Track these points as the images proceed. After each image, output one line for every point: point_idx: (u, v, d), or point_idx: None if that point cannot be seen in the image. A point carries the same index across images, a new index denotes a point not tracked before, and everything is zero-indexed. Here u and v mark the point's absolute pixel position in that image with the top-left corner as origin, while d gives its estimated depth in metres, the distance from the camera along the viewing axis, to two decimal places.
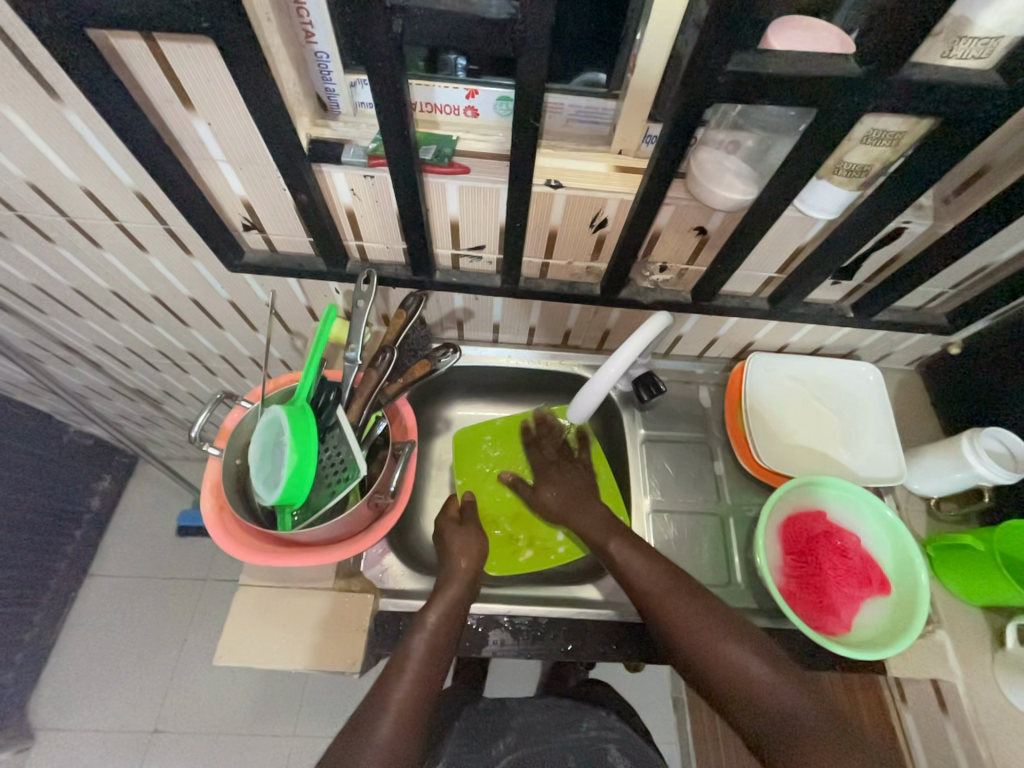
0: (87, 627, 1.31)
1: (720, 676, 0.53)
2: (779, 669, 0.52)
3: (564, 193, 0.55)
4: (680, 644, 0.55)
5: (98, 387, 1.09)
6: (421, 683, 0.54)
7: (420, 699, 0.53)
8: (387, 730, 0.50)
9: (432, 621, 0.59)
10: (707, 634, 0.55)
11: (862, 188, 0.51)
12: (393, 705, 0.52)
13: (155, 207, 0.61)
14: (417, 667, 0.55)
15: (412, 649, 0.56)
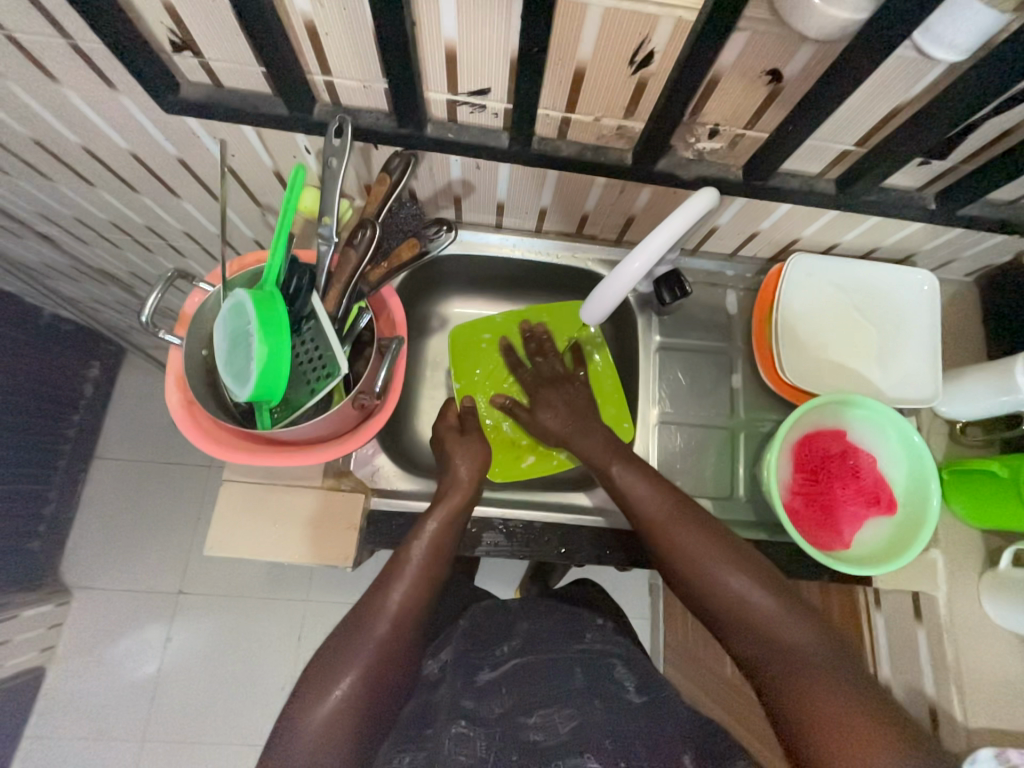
0: (100, 505, 1.36)
1: (717, 602, 0.52)
2: (781, 596, 0.51)
3: (600, 6, 0.40)
4: (680, 570, 0.54)
5: (57, 265, 0.98)
6: (421, 584, 0.54)
7: (420, 597, 0.54)
8: (385, 624, 0.51)
9: (432, 528, 0.58)
10: (708, 561, 0.53)
11: (1020, 8, 0.37)
12: (393, 601, 0.52)
13: (49, 10, 0.45)
14: (416, 570, 0.55)
15: (412, 553, 0.56)
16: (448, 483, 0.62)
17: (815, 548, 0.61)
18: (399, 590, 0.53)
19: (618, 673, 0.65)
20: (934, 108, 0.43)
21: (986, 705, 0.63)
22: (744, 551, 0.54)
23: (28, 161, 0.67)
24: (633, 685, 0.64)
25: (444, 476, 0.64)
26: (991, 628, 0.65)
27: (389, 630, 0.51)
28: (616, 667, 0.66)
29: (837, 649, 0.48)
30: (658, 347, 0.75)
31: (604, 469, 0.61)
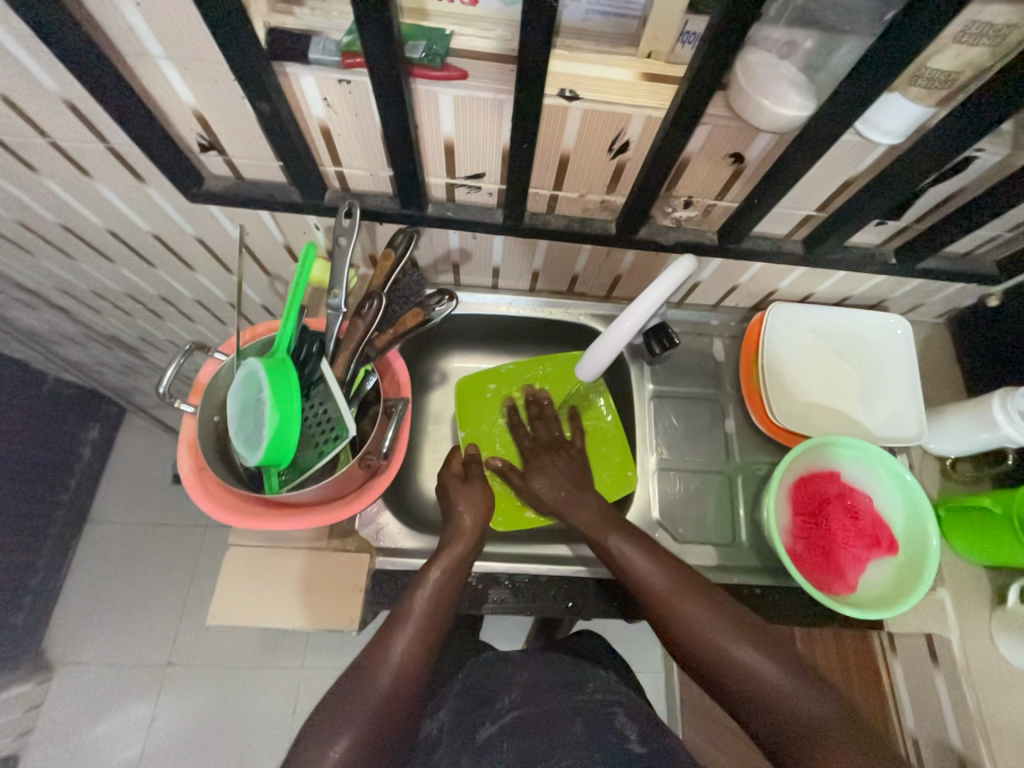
0: (91, 572, 1.32)
1: (727, 678, 0.51)
2: (785, 664, 0.50)
3: (580, 108, 0.46)
4: (686, 644, 0.53)
5: (68, 334, 1.02)
6: (425, 636, 0.53)
7: (423, 650, 0.52)
8: (386, 679, 0.50)
9: (435, 577, 0.57)
10: (712, 632, 0.52)
11: (942, 103, 0.42)
12: (395, 653, 0.51)
13: (91, 120, 0.51)
14: (419, 622, 0.54)
15: (415, 603, 0.55)
16: (451, 532, 0.62)
17: (821, 593, 0.61)
18: (402, 641, 0.52)
19: (619, 722, 0.63)
20: (880, 182, 0.49)
21: (1014, 754, 0.61)
22: (745, 616, 0.54)
23: (53, 242, 0.71)
24: (635, 735, 0.61)
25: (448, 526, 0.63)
26: (1008, 670, 0.64)
27: (390, 686, 0.49)
28: (616, 717, 0.63)
29: (848, 718, 0.47)
30: (653, 395, 0.78)
31: (598, 542, 0.61)
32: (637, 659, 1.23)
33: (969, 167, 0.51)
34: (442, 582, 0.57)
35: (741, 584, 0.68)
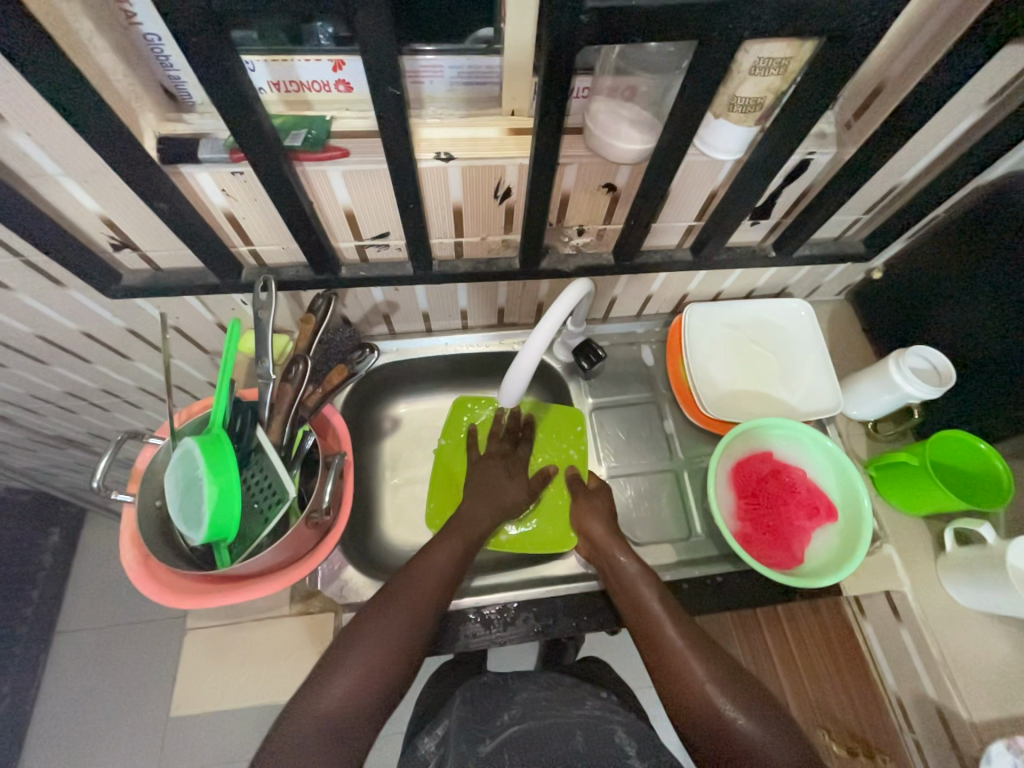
0: (62, 689, 1.24)
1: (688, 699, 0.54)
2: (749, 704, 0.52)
3: (457, 165, 0.51)
4: (701, 717, 0.53)
5: (14, 443, 1.00)
6: (384, 658, 0.53)
7: (376, 677, 0.52)
8: (385, 634, 0.54)
9: (448, 541, 0.63)
10: (733, 713, 0.52)
11: (760, 121, 0.49)
12: (352, 667, 0.52)
13: (1, 238, 0.53)
14: (374, 639, 0.53)
15: (427, 566, 0.60)
16: (448, 528, 0.65)
17: (772, 570, 0.64)
18: (359, 658, 0.52)
19: (619, 738, 0.63)
20: (736, 192, 0.55)
21: (983, 694, 0.63)
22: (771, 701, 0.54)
23: None
24: (635, 751, 0.61)
25: (469, 496, 0.70)
26: (960, 610, 0.68)
27: (340, 706, 0.50)
28: (617, 733, 0.64)
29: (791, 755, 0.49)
30: (596, 412, 0.81)
31: (638, 603, 0.60)
32: (640, 672, 1.22)
33: (810, 166, 0.57)
34: (404, 592, 0.57)
35: (702, 575, 0.69)
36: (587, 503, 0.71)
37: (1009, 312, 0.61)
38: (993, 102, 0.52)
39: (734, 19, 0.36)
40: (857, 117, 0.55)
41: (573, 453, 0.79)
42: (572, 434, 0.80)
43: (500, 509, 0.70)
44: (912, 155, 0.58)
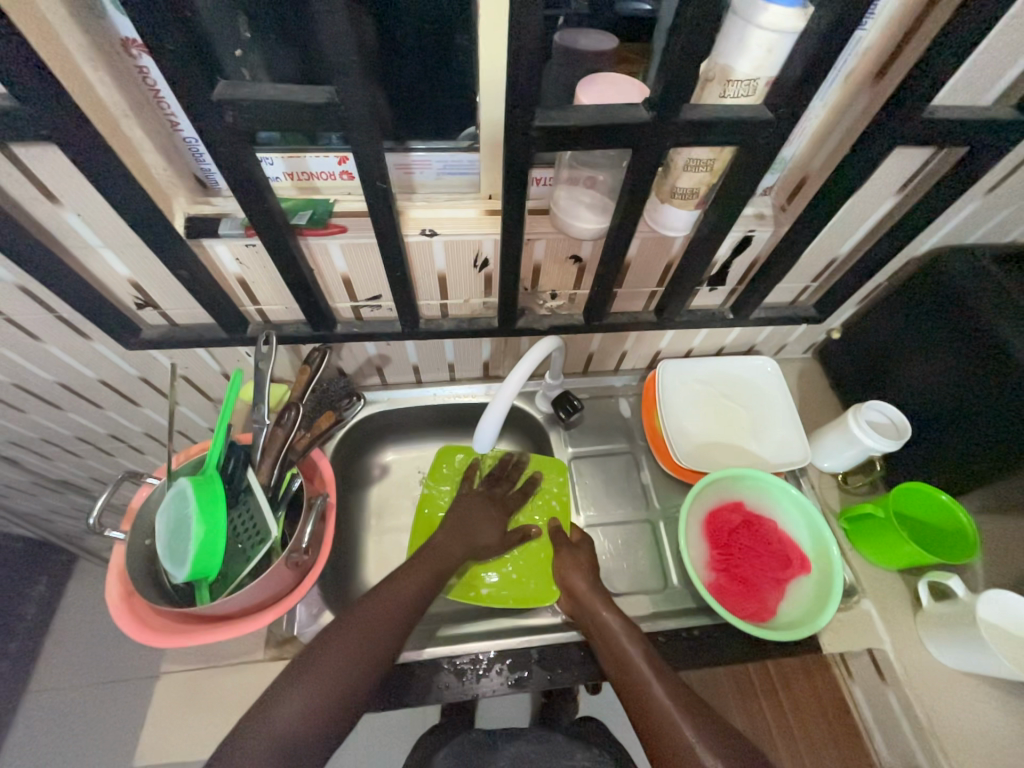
0: (23, 754, 1.18)
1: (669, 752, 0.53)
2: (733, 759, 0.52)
3: (441, 240, 0.59)
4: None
5: (18, 485, 1.03)
6: (340, 686, 0.53)
7: (332, 706, 0.52)
8: (353, 654, 0.55)
9: (423, 564, 0.66)
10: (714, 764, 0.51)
11: (700, 205, 0.56)
12: (316, 691, 0.52)
13: (40, 297, 0.60)
14: (341, 660, 0.55)
15: (396, 585, 0.62)
16: (418, 557, 0.67)
17: (743, 621, 0.64)
18: (315, 681, 0.53)
19: None
20: (687, 265, 0.62)
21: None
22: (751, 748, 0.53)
23: (5, 401, 0.78)
24: None
25: (445, 528, 0.73)
26: (943, 672, 0.67)
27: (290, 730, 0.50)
28: None
29: None
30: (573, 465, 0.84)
31: (617, 652, 0.61)
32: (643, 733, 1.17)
33: (753, 242, 0.65)
34: (365, 619, 0.58)
35: (677, 629, 0.69)
36: (570, 554, 0.72)
37: (952, 363, 0.66)
38: (904, 189, 0.60)
39: (658, 134, 0.44)
40: (790, 200, 0.63)
41: (554, 501, 0.81)
42: (554, 481, 0.83)
43: (471, 550, 0.72)
44: (844, 231, 0.66)
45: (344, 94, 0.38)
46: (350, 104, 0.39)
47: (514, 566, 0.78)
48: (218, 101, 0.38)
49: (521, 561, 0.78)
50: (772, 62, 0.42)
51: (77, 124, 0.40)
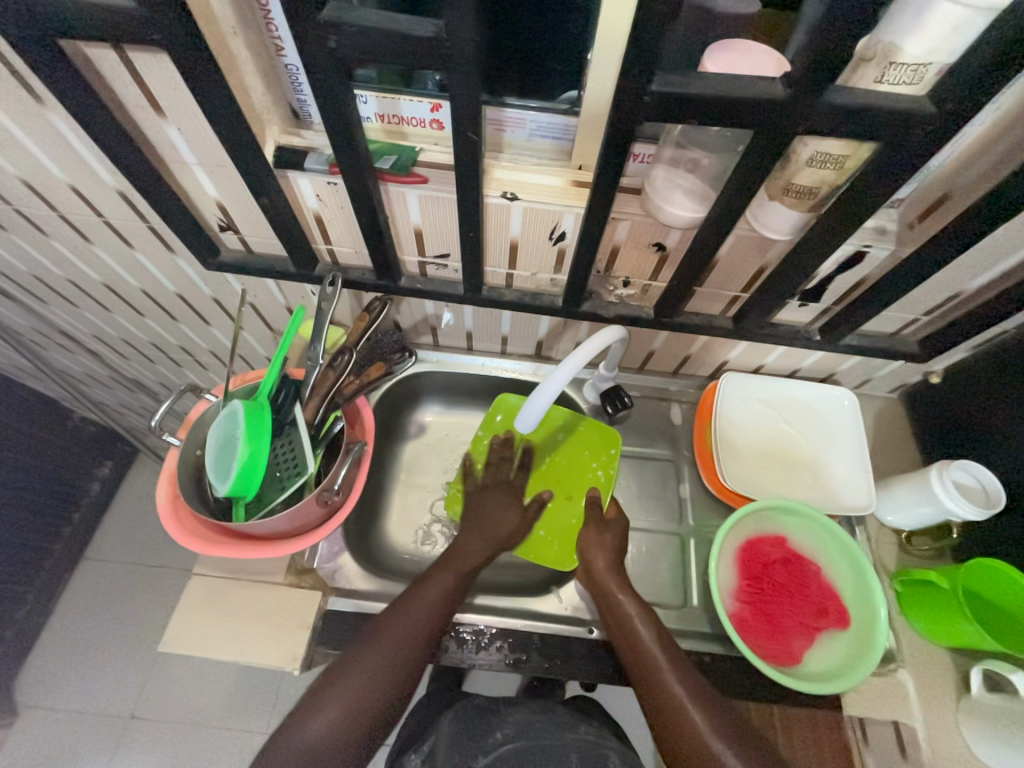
0: (75, 610, 1.35)
1: (680, 742, 0.54)
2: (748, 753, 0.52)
3: (520, 206, 0.56)
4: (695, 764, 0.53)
5: (98, 376, 1.13)
6: (361, 708, 0.56)
7: (356, 721, 0.55)
8: (380, 663, 0.57)
9: (449, 568, 0.66)
10: (727, 755, 0.52)
11: (815, 209, 0.50)
12: (340, 700, 0.56)
13: (136, 206, 0.63)
14: (365, 674, 0.57)
15: (424, 595, 0.62)
16: (443, 559, 0.67)
17: (764, 662, 0.60)
18: (343, 691, 0.56)
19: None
20: (781, 273, 0.56)
21: None
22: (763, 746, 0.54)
23: (96, 298, 0.84)
24: None
25: (462, 526, 0.72)
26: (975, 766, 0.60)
27: (323, 742, 0.54)
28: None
29: None
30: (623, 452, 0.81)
31: (632, 638, 0.60)
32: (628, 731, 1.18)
33: (865, 258, 0.58)
34: (392, 642, 0.58)
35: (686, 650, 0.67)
36: (599, 530, 0.70)
37: None
38: None
39: (790, 116, 0.38)
40: (921, 219, 0.54)
41: (599, 473, 0.79)
42: (603, 455, 0.80)
43: (494, 545, 0.71)
44: (980, 263, 0.57)
45: (452, 30, 0.35)
46: (456, 40, 0.36)
47: (545, 525, 0.76)
48: (323, 23, 0.36)
49: (556, 526, 0.76)
50: (952, 45, 0.35)
51: (189, 34, 0.39)
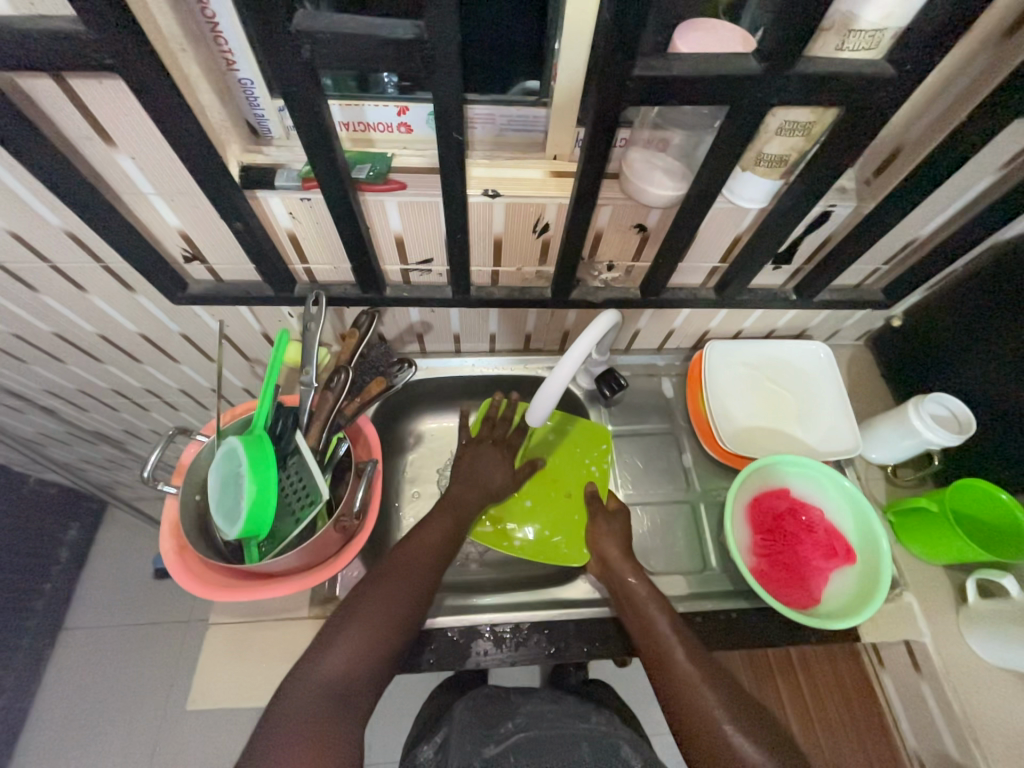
0: (62, 686, 1.25)
1: (692, 724, 0.53)
2: (758, 731, 0.51)
3: (503, 202, 0.56)
4: (710, 743, 0.51)
5: (53, 434, 1.05)
6: (377, 637, 0.55)
7: (373, 657, 0.54)
8: (395, 598, 0.57)
9: (450, 512, 0.68)
10: (738, 734, 0.51)
11: (784, 176, 0.53)
12: (356, 633, 0.54)
13: (88, 246, 0.58)
14: (380, 609, 0.56)
15: (422, 538, 0.64)
16: (441, 505, 0.69)
17: (788, 607, 0.64)
18: (359, 627, 0.55)
19: (624, 753, 0.67)
20: (758, 241, 0.59)
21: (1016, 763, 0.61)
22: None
23: (47, 350, 0.78)
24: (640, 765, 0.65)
25: (457, 477, 0.72)
26: (981, 669, 0.66)
27: (339, 677, 0.51)
28: (622, 747, 0.68)
29: None
30: (626, 432, 0.84)
31: (671, 668, 0.56)
32: None
33: (831, 217, 0.61)
34: (402, 579, 0.59)
35: (715, 610, 0.69)
36: (606, 522, 0.71)
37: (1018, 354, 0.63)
38: (1007, 167, 0.56)
39: (763, 89, 0.40)
40: (876, 174, 0.58)
41: (594, 469, 0.80)
42: (595, 450, 0.81)
43: (487, 496, 0.72)
44: (931, 210, 0.61)
45: (433, 30, 0.35)
46: (437, 40, 0.35)
47: (542, 523, 0.78)
48: (296, 32, 0.35)
49: (554, 522, 0.78)
50: (902, 12, 0.38)
51: (143, 56, 0.37)
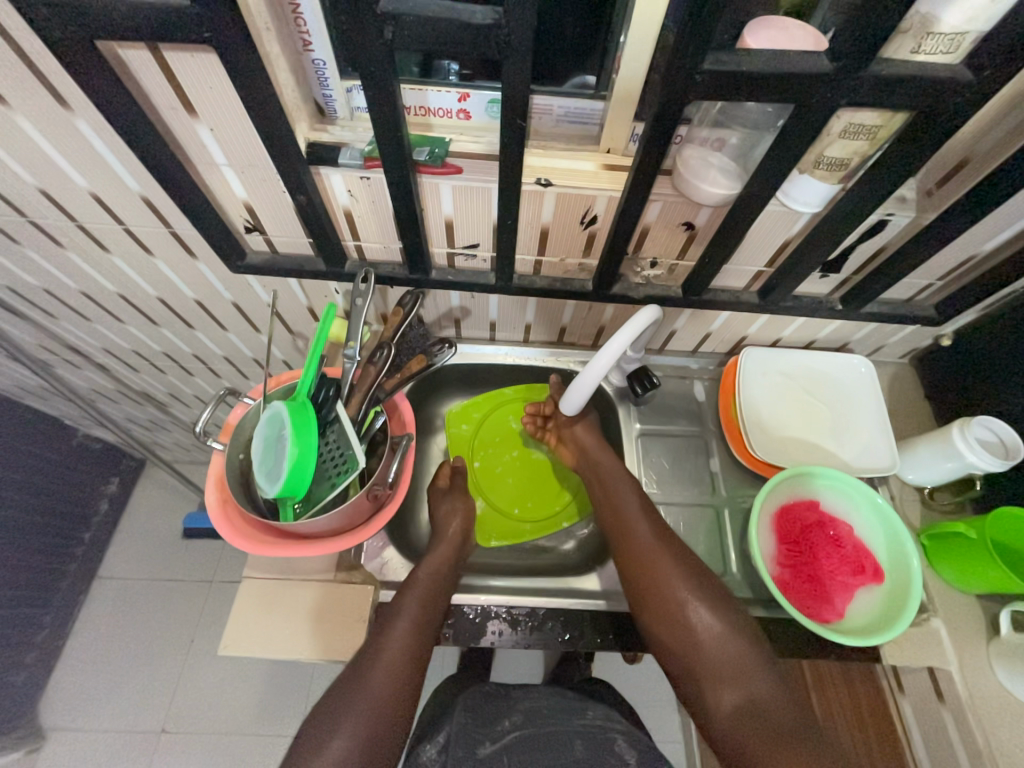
0: (93, 630, 1.33)
1: (641, 579, 0.63)
2: (700, 589, 0.62)
3: (554, 192, 0.57)
4: (654, 590, 0.62)
5: (105, 390, 1.11)
6: (374, 721, 0.54)
7: (376, 732, 0.53)
8: (384, 668, 0.57)
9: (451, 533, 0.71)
10: (682, 589, 0.61)
11: (844, 180, 0.52)
12: (350, 721, 0.53)
13: (160, 210, 0.62)
14: (375, 686, 0.56)
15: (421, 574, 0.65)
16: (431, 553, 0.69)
17: (807, 618, 0.63)
18: (353, 713, 0.54)
19: (619, 746, 0.69)
20: (809, 247, 0.58)
21: None
22: (765, 676, 0.57)
23: (109, 308, 0.82)
24: (635, 758, 0.67)
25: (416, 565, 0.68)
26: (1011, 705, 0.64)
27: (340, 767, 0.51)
28: (617, 742, 0.70)
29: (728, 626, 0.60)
30: (655, 431, 0.83)
31: (637, 550, 0.65)
32: (649, 711, 1.26)
33: (886, 227, 0.60)
34: (389, 649, 0.58)
35: None
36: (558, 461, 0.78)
37: None
38: None
39: (833, 89, 0.40)
40: (939, 185, 0.57)
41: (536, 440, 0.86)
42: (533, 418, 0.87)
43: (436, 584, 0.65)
44: (995, 226, 0.59)
45: (512, 17, 0.36)
46: (514, 27, 0.37)
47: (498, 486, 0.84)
48: (381, 14, 0.37)
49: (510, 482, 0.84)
50: (987, 15, 0.38)
51: (235, 29, 0.39)
